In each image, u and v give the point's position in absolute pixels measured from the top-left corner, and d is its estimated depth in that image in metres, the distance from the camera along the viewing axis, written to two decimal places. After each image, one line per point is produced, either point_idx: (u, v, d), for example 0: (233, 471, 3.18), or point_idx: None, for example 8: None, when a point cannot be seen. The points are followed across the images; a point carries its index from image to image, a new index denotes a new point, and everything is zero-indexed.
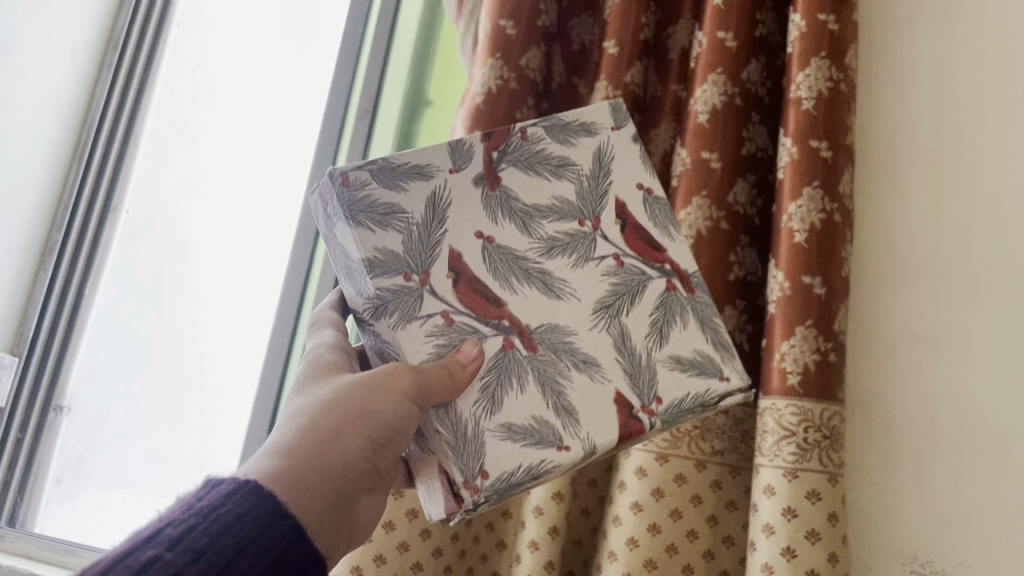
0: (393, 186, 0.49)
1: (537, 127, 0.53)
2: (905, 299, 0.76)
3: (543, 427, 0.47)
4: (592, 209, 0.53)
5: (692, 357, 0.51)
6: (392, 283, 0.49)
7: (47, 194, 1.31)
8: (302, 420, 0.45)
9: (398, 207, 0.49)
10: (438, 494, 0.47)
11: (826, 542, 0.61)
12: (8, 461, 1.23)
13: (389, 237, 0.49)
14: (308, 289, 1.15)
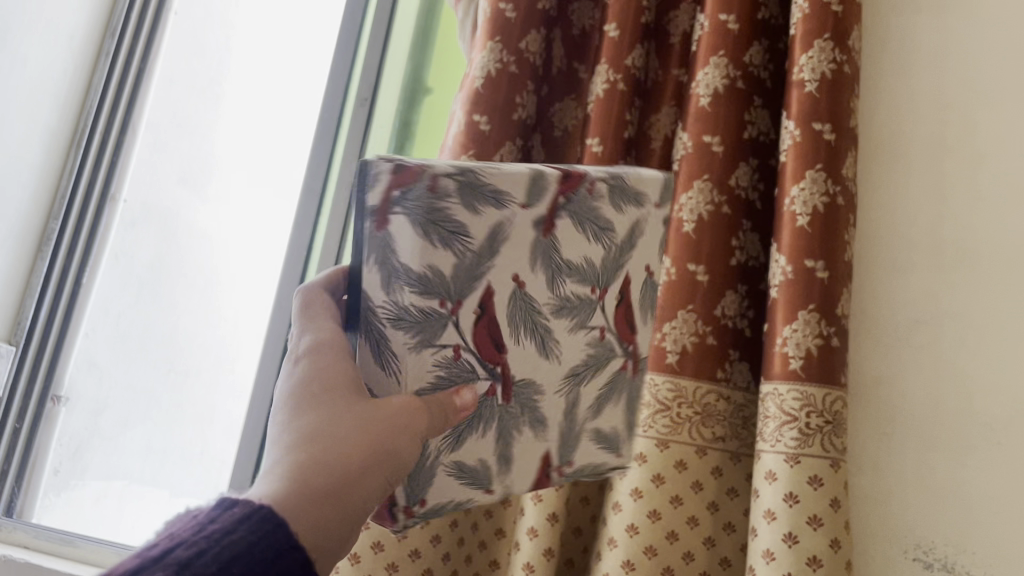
0: (470, 204, 0.44)
1: (603, 184, 0.50)
2: (907, 284, 0.75)
3: (482, 469, 0.47)
4: (606, 281, 0.51)
5: (608, 431, 0.53)
6: (426, 304, 0.43)
7: (44, 182, 1.29)
8: (327, 448, 0.37)
9: (466, 228, 0.44)
10: None
11: (828, 528, 0.60)
12: (6, 450, 1.23)
13: (446, 258, 0.44)
14: (308, 276, 1.15)
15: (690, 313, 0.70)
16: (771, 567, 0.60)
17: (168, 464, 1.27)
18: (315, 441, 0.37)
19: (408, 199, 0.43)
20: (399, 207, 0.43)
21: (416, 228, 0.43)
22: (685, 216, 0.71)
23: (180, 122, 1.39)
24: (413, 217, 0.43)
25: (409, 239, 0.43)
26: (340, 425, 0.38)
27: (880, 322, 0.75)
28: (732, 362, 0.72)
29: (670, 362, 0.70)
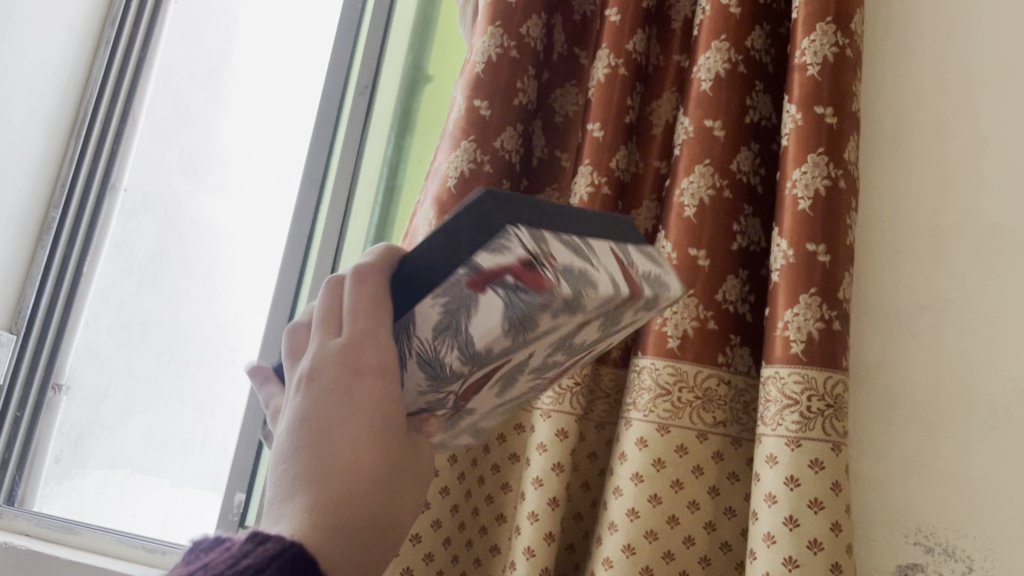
0: (555, 317, 0.38)
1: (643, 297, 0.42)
2: (908, 268, 0.75)
3: None
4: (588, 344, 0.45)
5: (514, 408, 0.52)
6: (452, 363, 0.40)
7: (44, 171, 1.30)
8: (367, 488, 0.34)
9: (531, 333, 0.39)
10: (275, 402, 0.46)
11: (829, 511, 0.60)
12: (7, 438, 1.23)
13: (497, 346, 0.39)
14: (308, 264, 1.14)
15: (690, 298, 0.70)
16: (772, 550, 0.60)
17: (169, 453, 1.25)
18: (369, 489, 0.34)
19: (519, 292, 0.37)
20: (505, 289, 0.38)
21: (504, 319, 0.38)
22: (686, 200, 0.71)
23: (180, 112, 1.39)
24: (510, 309, 0.37)
25: (488, 320, 0.38)
26: (393, 482, 0.35)
27: (882, 307, 0.75)
28: (732, 347, 0.72)
29: (671, 347, 0.69)
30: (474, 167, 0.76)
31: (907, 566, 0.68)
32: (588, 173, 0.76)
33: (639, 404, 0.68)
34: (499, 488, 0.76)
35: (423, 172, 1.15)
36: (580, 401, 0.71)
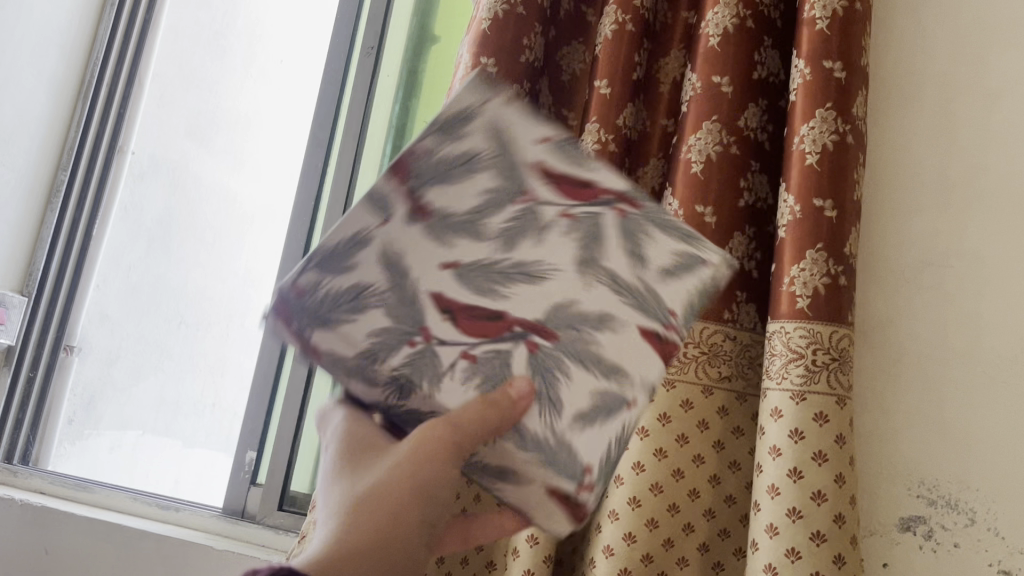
0: (342, 267, 0.45)
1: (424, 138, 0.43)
2: (916, 224, 0.75)
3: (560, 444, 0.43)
4: (517, 183, 0.45)
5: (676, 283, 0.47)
6: (404, 356, 0.46)
7: (53, 134, 1.31)
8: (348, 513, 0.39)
9: (364, 285, 0.45)
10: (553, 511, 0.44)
11: (832, 464, 0.61)
12: (21, 399, 1.25)
13: (371, 316, 0.46)
14: (314, 227, 1.15)
15: None
16: (776, 501, 0.60)
17: (180, 415, 1.27)
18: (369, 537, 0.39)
19: (304, 311, 0.46)
20: (311, 318, 0.46)
21: (326, 327, 0.46)
22: (693, 157, 0.71)
23: (185, 75, 1.39)
24: (342, 316, 0.46)
25: (338, 347, 0.46)
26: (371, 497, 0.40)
27: (890, 263, 0.75)
28: (737, 304, 0.72)
29: None
30: None
31: (910, 517, 0.69)
32: (594, 130, 0.76)
33: None
34: None
35: None
36: None
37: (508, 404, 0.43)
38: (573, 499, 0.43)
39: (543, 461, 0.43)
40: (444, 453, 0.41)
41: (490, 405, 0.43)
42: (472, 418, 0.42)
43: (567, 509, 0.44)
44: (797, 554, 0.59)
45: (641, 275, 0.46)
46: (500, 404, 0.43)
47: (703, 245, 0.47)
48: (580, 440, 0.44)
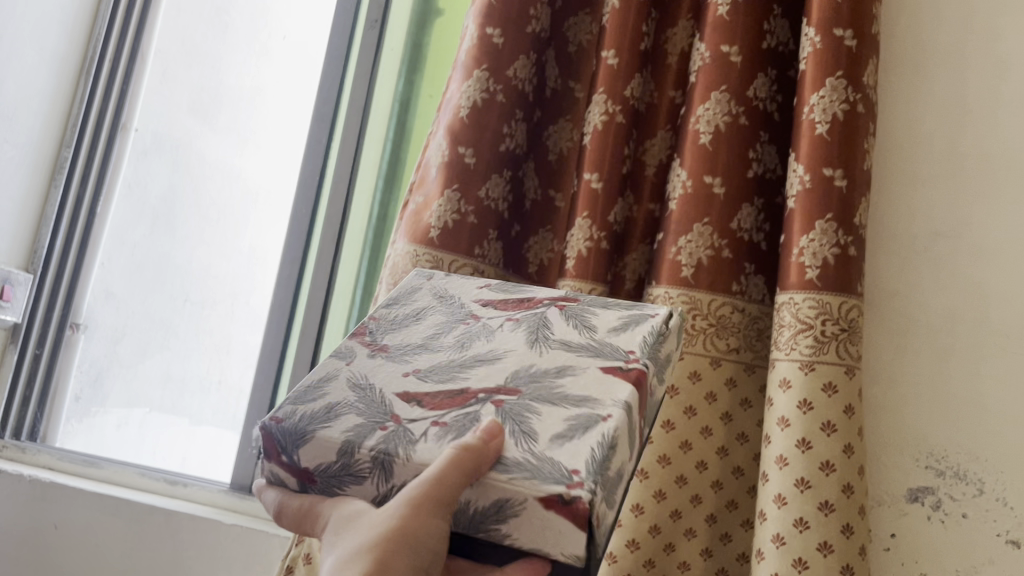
0: (405, 312, 0.52)
1: (378, 310, 0.53)
2: (926, 195, 0.74)
3: (544, 463, 0.38)
4: (463, 313, 0.51)
5: (634, 336, 0.46)
6: (374, 438, 0.41)
7: (56, 110, 1.29)
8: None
9: (425, 310, 0.52)
10: (557, 535, 0.37)
11: (842, 434, 0.61)
12: (27, 377, 1.24)
13: (426, 323, 0.51)
14: (320, 202, 1.14)
15: (705, 226, 0.69)
16: (784, 471, 0.60)
17: (187, 392, 1.27)
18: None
19: (371, 335, 0.50)
20: (371, 337, 0.50)
21: (387, 334, 0.50)
22: (702, 127, 0.71)
23: (189, 52, 1.38)
24: (398, 334, 0.50)
25: (307, 413, 0.43)
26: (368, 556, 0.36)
27: (901, 234, 0.74)
28: (747, 276, 0.72)
29: (685, 276, 0.68)
30: (487, 97, 0.76)
31: (919, 488, 0.69)
32: (601, 102, 0.75)
33: None
34: None
35: (433, 110, 1.15)
36: None
37: (480, 445, 0.38)
38: (564, 498, 0.36)
39: (526, 477, 0.38)
40: (427, 517, 0.36)
41: (459, 453, 0.37)
42: (450, 476, 0.37)
43: (564, 514, 0.36)
44: (805, 524, 0.59)
45: (593, 335, 0.47)
46: (471, 452, 0.37)
47: (645, 309, 0.49)
48: (559, 453, 0.39)
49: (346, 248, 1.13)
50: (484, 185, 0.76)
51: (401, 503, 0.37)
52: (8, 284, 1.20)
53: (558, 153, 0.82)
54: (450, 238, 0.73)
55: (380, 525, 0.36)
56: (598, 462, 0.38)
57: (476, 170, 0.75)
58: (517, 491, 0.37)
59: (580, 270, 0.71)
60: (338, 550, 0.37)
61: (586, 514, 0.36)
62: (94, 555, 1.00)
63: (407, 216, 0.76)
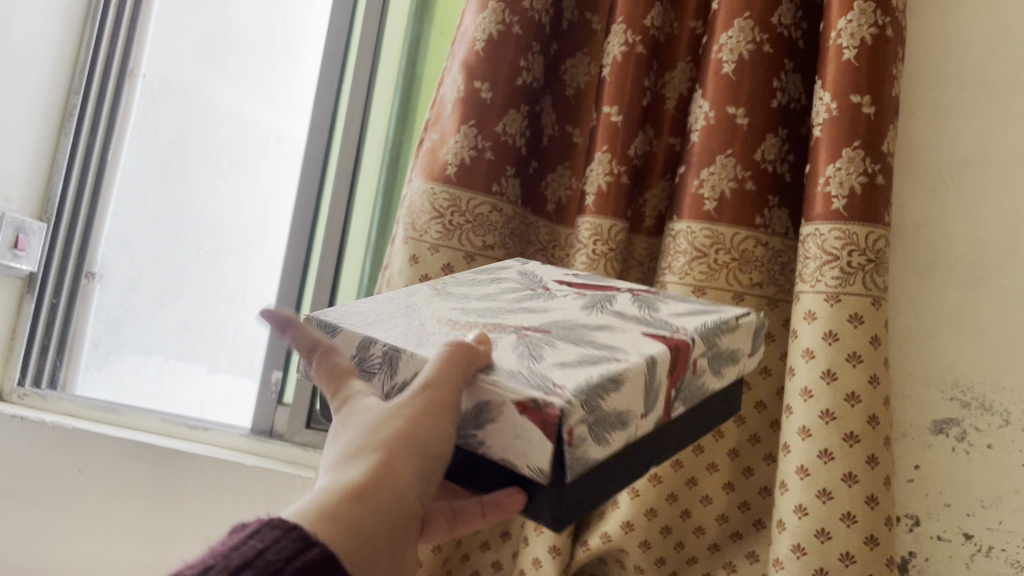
0: (486, 278, 0.57)
1: (466, 275, 0.58)
2: (955, 124, 0.73)
3: (534, 375, 0.39)
4: (537, 284, 0.55)
5: (696, 319, 0.48)
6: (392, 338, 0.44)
7: (62, 54, 1.25)
8: (355, 465, 0.35)
9: (504, 278, 0.56)
10: (534, 441, 0.38)
11: (867, 365, 0.60)
12: (45, 325, 1.23)
13: (498, 285, 0.55)
14: (332, 145, 1.12)
15: (728, 158, 0.68)
16: (809, 404, 0.60)
17: (204, 341, 1.29)
18: (375, 535, 0.33)
19: (444, 285, 0.55)
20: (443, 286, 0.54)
21: (456, 287, 0.54)
22: (724, 56, 0.69)
23: None
24: (466, 287, 0.54)
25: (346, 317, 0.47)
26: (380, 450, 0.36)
27: (929, 164, 0.73)
28: (770, 209, 0.70)
29: (707, 210, 0.67)
30: (503, 28, 0.74)
31: (944, 420, 0.68)
32: (621, 32, 0.73)
33: (676, 267, 0.68)
34: None
35: (445, 54, 1.14)
36: (614, 268, 0.70)
37: (472, 345, 0.40)
38: (539, 404, 0.37)
39: (511, 382, 0.39)
40: (435, 424, 0.37)
41: (455, 349, 0.39)
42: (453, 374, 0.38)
43: (538, 420, 0.37)
44: (829, 455, 0.58)
45: (652, 313, 0.49)
46: (464, 350, 0.39)
47: (718, 309, 0.51)
48: (555, 372, 0.40)
49: (360, 193, 1.12)
50: (501, 120, 0.74)
51: (409, 407, 0.37)
52: (23, 233, 1.18)
53: (576, 88, 0.81)
54: (467, 175, 0.72)
55: (390, 426, 0.37)
56: (593, 387, 0.38)
57: (493, 105, 0.74)
58: (498, 394, 0.39)
59: (601, 206, 0.70)
60: (340, 445, 0.37)
61: (554, 423, 0.36)
62: (118, 499, 1.01)
63: (423, 153, 0.75)
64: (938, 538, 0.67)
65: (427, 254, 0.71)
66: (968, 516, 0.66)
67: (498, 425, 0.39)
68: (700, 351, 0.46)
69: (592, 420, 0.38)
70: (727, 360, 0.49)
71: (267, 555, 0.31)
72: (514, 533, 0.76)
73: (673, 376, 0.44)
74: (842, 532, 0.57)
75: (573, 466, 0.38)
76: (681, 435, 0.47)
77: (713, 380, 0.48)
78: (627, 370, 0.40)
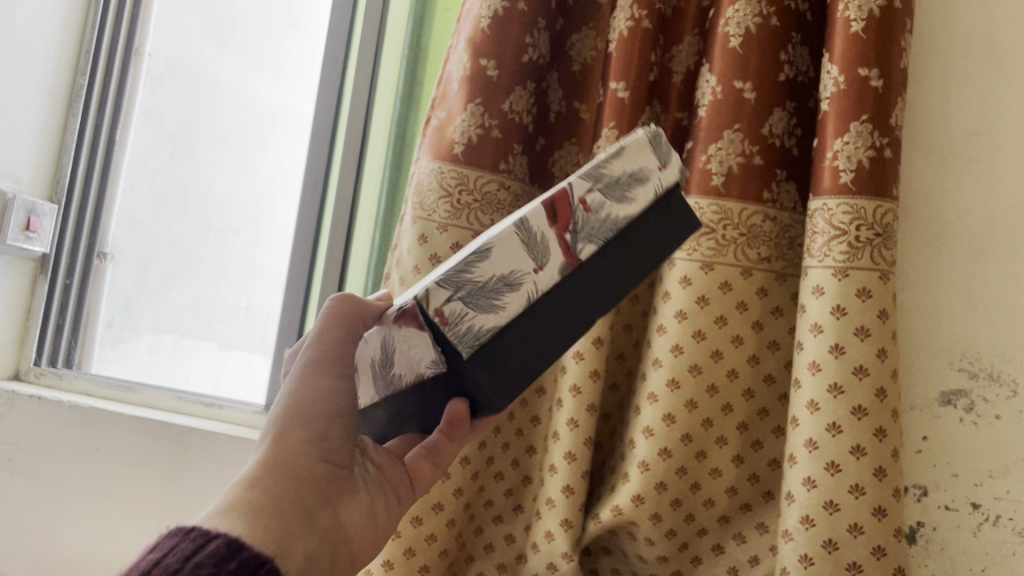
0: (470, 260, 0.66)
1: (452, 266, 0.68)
2: (964, 94, 0.73)
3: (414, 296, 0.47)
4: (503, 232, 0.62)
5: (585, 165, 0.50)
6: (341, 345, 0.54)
7: (68, 36, 1.25)
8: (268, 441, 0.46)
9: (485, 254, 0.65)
10: (420, 337, 0.45)
11: (875, 339, 0.60)
12: (59, 306, 1.24)
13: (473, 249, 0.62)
14: (339, 122, 1.12)
15: (735, 133, 0.68)
16: (817, 378, 0.60)
17: (215, 319, 1.30)
18: (285, 498, 0.43)
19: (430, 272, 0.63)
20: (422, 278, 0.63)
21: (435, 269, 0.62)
22: (731, 30, 0.69)
23: None
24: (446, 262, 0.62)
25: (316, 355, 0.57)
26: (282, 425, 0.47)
27: (938, 135, 0.73)
28: (778, 183, 0.70)
29: (715, 185, 0.68)
30: (508, 6, 0.74)
31: (951, 392, 0.69)
32: (627, 7, 0.73)
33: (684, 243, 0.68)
34: None
35: (450, 24, 1.12)
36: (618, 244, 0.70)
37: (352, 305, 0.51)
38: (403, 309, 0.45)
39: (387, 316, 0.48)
40: (320, 385, 0.48)
41: (335, 312, 0.50)
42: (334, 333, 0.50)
43: (411, 319, 0.45)
44: (838, 428, 0.59)
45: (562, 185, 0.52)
46: (345, 314, 0.50)
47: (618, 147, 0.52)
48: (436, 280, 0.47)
49: (369, 170, 1.12)
50: (508, 98, 0.74)
51: (298, 379, 0.48)
52: (34, 215, 1.18)
53: (582, 63, 0.81)
54: (474, 154, 0.72)
55: (287, 401, 0.48)
56: (455, 270, 0.45)
57: (499, 83, 0.73)
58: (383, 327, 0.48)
59: None
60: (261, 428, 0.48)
61: (417, 308, 0.44)
62: (135, 478, 1.03)
63: (430, 133, 0.75)
64: (946, 508, 0.67)
65: (436, 233, 0.71)
66: (976, 486, 0.67)
67: (398, 351, 0.47)
68: (584, 188, 0.48)
69: (465, 294, 0.44)
70: (630, 185, 0.49)
71: (167, 560, 0.36)
72: (527, 506, 0.78)
73: (558, 224, 0.47)
74: (850, 504, 0.58)
75: (461, 340, 0.44)
76: (615, 263, 0.49)
77: (624, 207, 0.49)
78: (488, 241, 0.45)
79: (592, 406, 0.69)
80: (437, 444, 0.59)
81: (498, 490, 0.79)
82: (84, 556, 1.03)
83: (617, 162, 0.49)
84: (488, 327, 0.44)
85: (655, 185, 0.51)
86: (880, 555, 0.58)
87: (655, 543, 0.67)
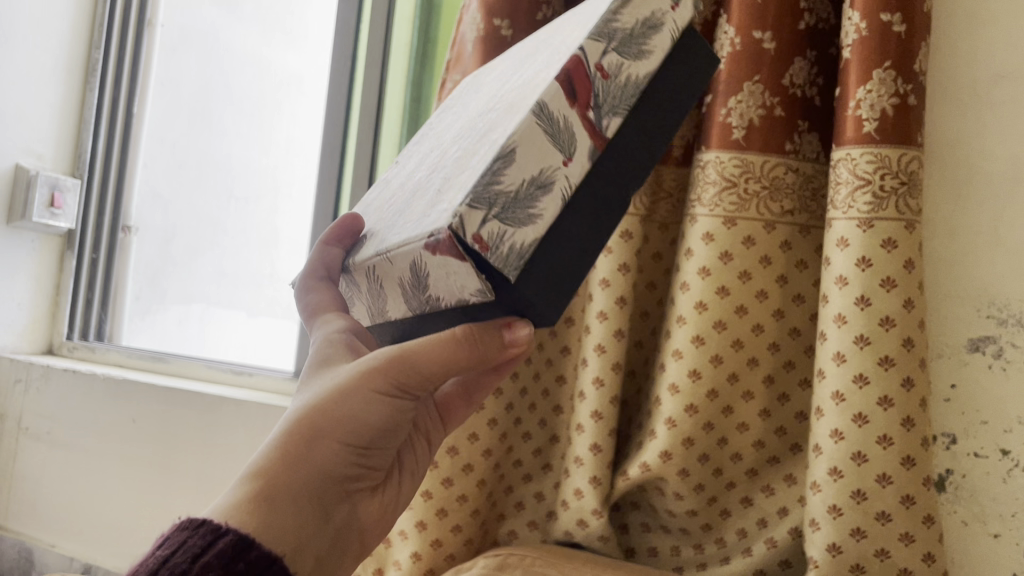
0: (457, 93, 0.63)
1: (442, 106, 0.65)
2: (988, 36, 0.71)
3: (433, 219, 0.39)
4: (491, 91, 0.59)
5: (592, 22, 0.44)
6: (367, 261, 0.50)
7: (81, 12, 1.29)
8: (297, 429, 0.42)
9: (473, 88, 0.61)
10: (460, 274, 0.38)
11: (902, 289, 0.59)
12: (87, 279, 1.29)
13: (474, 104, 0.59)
14: (354, 87, 1.12)
15: (756, 84, 0.67)
16: (843, 331, 0.60)
17: (240, 286, 1.28)
18: (296, 498, 0.41)
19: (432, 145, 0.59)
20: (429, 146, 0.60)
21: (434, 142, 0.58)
22: None
23: None
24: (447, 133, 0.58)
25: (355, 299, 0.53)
26: (326, 422, 0.42)
27: (962, 80, 0.72)
28: (800, 134, 0.69)
29: (736, 138, 0.67)
30: None
31: (979, 338, 0.68)
32: None
33: (705, 199, 0.67)
34: (563, 322, 0.80)
35: None
36: (643, 201, 0.72)
37: (489, 345, 0.40)
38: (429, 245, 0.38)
39: (413, 238, 0.40)
40: (370, 402, 0.43)
41: (466, 340, 0.40)
42: (429, 356, 0.41)
43: (450, 255, 0.37)
44: (864, 379, 0.59)
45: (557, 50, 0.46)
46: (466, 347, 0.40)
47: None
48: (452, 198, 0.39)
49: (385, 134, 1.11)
50: None
51: (362, 380, 0.43)
52: (58, 191, 1.22)
53: None
54: None
55: (342, 393, 0.43)
56: (482, 183, 0.37)
57: (513, 42, 0.73)
58: (411, 252, 0.40)
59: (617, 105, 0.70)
60: (306, 398, 0.44)
61: (451, 243, 0.37)
62: (164, 445, 1.05)
63: (445, 95, 0.75)
64: (975, 454, 0.67)
65: None
66: (1006, 432, 0.66)
67: (437, 277, 0.39)
68: (598, 51, 0.42)
69: (499, 212, 0.37)
70: (643, 36, 0.45)
71: (172, 561, 0.37)
72: (555, 465, 0.79)
73: (579, 103, 0.41)
74: (878, 455, 0.58)
75: (506, 264, 0.37)
76: (643, 128, 0.45)
77: (640, 64, 0.44)
78: (511, 141, 0.38)
79: (617, 365, 0.70)
80: (477, 380, 0.57)
81: (526, 450, 0.80)
82: (124, 522, 1.06)
83: (626, 13, 0.43)
84: (522, 245, 0.38)
85: (669, 30, 0.46)
86: (909, 504, 0.58)
87: (683, 498, 0.68)
